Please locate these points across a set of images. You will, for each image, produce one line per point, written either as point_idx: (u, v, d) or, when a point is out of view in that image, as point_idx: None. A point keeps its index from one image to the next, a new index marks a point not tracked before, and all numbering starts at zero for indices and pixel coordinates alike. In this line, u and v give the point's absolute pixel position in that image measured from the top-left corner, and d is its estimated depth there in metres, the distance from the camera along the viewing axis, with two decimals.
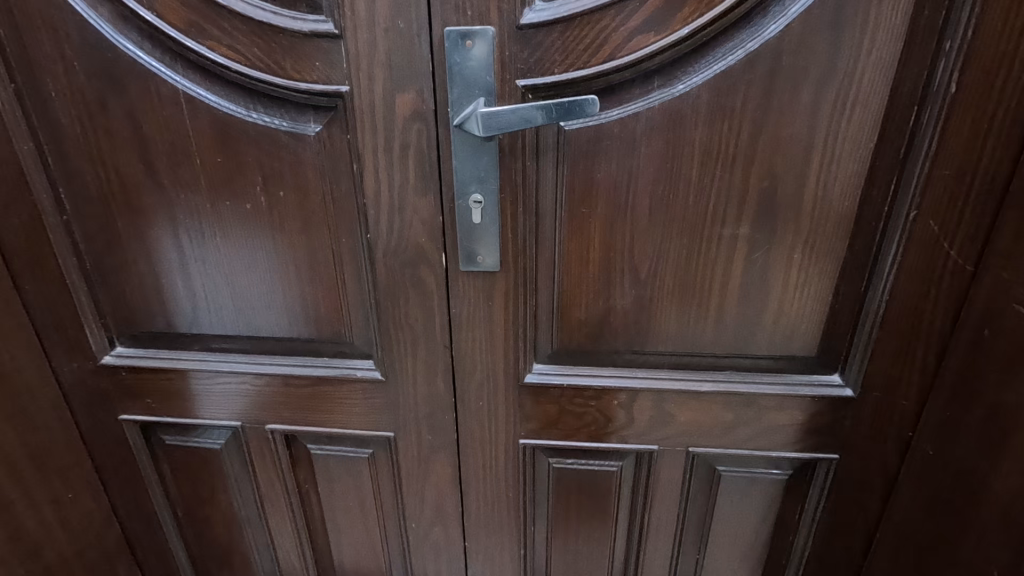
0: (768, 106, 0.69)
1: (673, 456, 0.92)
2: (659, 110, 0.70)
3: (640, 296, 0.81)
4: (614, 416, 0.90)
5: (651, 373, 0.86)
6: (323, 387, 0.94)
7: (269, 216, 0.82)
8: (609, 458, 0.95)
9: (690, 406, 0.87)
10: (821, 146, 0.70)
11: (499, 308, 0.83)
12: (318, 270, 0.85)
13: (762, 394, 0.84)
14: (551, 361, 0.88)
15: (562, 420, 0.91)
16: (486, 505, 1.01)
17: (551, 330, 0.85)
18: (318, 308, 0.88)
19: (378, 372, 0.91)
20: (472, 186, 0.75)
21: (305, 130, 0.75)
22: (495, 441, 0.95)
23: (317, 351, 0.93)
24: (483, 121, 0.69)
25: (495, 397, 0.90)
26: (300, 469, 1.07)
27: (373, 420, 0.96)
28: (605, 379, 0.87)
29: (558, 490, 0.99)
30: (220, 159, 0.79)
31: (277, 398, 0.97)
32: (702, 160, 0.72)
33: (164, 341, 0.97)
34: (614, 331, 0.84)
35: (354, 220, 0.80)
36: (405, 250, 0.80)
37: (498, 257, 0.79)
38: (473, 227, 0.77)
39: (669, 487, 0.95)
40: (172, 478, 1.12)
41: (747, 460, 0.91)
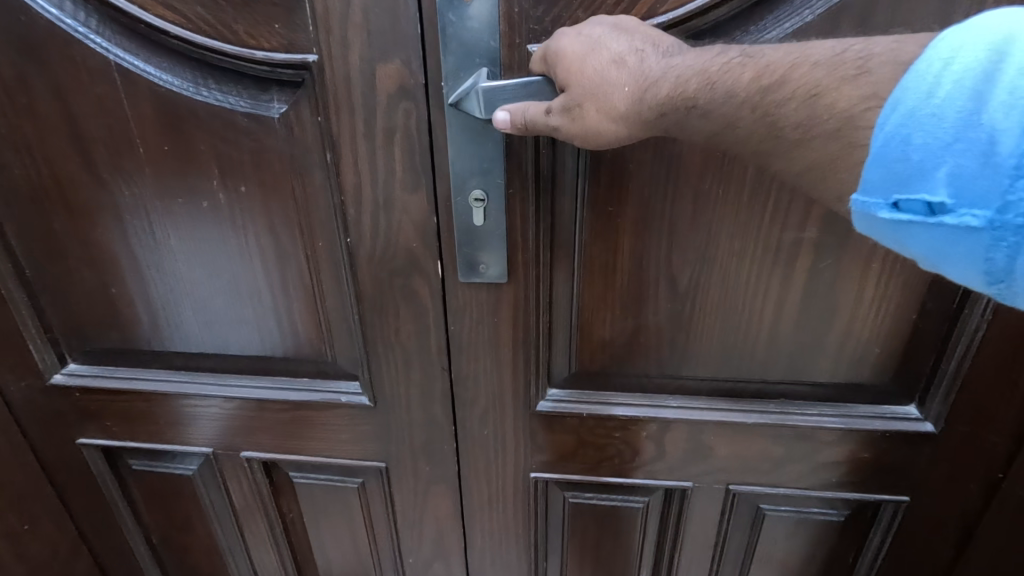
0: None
1: (709, 493, 0.79)
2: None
3: (677, 310, 0.67)
4: (642, 449, 0.77)
5: (687, 401, 0.73)
6: (304, 412, 0.82)
7: (229, 214, 0.68)
8: (633, 493, 0.82)
9: (731, 439, 0.74)
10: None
11: (507, 324, 0.70)
12: (290, 277, 0.71)
13: (823, 429, 0.71)
14: (569, 385, 0.75)
15: (579, 452, 0.78)
16: (491, 541, 0.89)
17: (569, 350, 0.72)
18: (294, 323, 0.75)
19: (365, 397, 0.78)
20: (473, 180, 0.61)
21: (267, 111, 0.61)
22: (502, 473, 0.82)
23: (296, 371, 0.80)
24: (490, 93, 0.54)
25: (502, 425, 0.78)
26: (283, 497, 0.95)
27: (361, 448, 0.83)
28: (633, 407, 0.74)
29: (575, 526, 0.86)
30: (169, 147, 0.65)
31: (252, 423, 0.85)
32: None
33: (121, 358, 0.85)
34: (642, 351, 0.71)
35: (330, 220, 0.66)
36: (393, 257, 0.67)
37: (504, 267, 0.65)
38: (475, 231, 0.63)
39: (704, 526, 0.82)
40: (143, 503, 1.01)
41: (797, 498, 0.78)
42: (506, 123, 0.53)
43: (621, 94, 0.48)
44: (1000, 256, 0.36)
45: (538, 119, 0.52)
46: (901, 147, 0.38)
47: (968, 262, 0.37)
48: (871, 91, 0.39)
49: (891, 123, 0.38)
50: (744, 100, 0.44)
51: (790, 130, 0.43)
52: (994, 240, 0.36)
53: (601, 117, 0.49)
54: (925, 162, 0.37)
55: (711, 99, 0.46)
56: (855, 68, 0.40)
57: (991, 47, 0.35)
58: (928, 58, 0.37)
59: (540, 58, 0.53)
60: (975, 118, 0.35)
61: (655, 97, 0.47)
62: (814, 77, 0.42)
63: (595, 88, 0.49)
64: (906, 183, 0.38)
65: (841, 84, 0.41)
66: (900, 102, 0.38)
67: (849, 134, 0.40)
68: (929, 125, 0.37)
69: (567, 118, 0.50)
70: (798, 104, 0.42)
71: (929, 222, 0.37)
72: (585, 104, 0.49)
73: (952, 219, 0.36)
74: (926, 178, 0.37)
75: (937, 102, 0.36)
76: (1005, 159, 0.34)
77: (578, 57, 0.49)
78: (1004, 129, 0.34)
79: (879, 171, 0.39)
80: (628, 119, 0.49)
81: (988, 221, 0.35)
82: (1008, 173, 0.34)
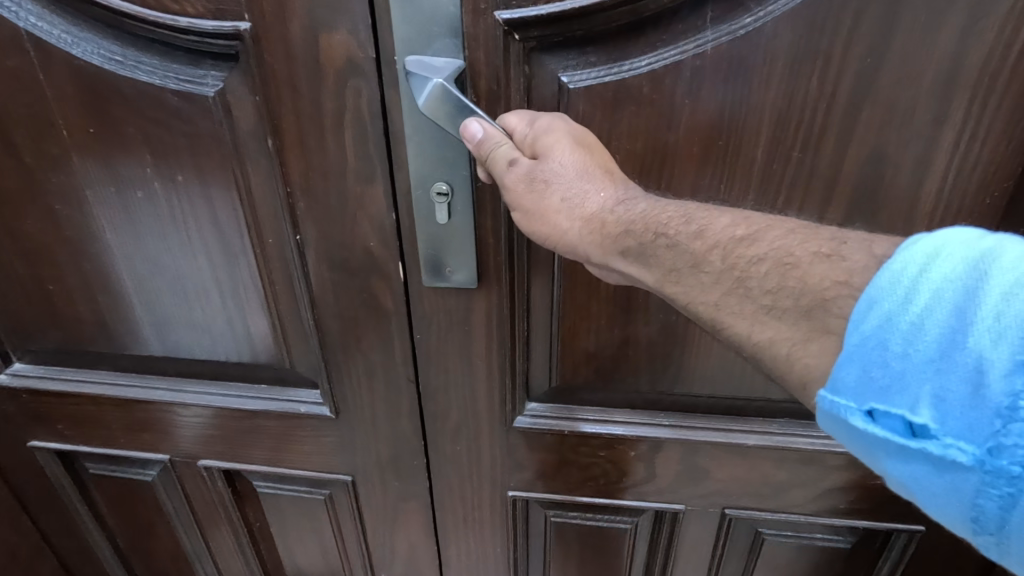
0: (880, 53, 0.47)
1: (703, 517, 0.72)
2: (713, 58, 0.48)
3: (669, 322, 0.60)
4: (630, 470, 0.70)
5: (679, 419, 0.66)
6: (264, 421, 0.75)
7: (168, 207, 0.61)
8: (621, 514, 0.75)
9: (729, 461, 0.67)
10: (949, 113, 0.48)
11: (480, 333, 0.62)
12: (239, 278, 0.64)
13: (831, 453, 0.64)
14: (550, 399, 0.68)
15: (560, 473, 0.72)
16: (468, 560, 0.83)
17: (550, 361, 0.64)
18: (247, 326, 0.68)
19: (327, 408, 0.71)
20: (436, 172, 0.53)
21: (199, 90, 0.53)
22: (477, 490, 0.75)
23: (254, 377, 0.73)
24: (437, 95, 0.48)
25: (476, 440, 0.71)
26: (248, 505, 0.89)
27: (325, 460, 0.77)
28: (617, 426, 0.67)
29: (557, 546, 0.80)
30: (94, 130, 0.57)
31: (209, 431, 0.78)
32: (773, 132, 0.50)
33: (66, 360, 0.78)
34: (629, 366, 0.63)
35: (278, 214, 0.58)
36: (350, 257, 0.59)
37: (474, 273, 0.58)
38: (440, 230, 0.56)
39: (698, 551, 0.76)
40: (106, 506, 0.96)
41: (799, 524, 0.71)
42: (475, 138, 0.47)
43: (595, 196, 0.46)
44: (990, 504, 0.30)
45: (506, 166, 0.46)
46: (880, 352, 0.33)
47: (950, 502, 0.32)
48: (844, 277, 0.36)
49: (867, 324, 0.34)
50: (715, 244, 0.41)
51: (760, 294, 0.39)
52: (984, 484, 0.30)
53: (559, 208, 0.46)
54: (906, 374, 0.32)
55: (681, 232, 0.43)
56: (829, 249, 0.38)
57: (973, 260, 0.32)
58: (903, 259, 0.34)
59: (527, 113, 0.49)
60: (960, 338, 0.31)
61: (627, 213, 0.45)
62: (787, 246, 0.39)
63: (570, 179, 0.46)
64: (883, 391, 0.33)
65: (814, 262, 0.38)
66: (875, 302, 0.33)
67: (821, 317, 0.36)
68: (909, 335, 0.32)
69: (526, 186, 0.46)
70: (768, 267, 0.39)
71: (908, 444, 0.32)
72: (550, 187, 0.46)
73: (936, 447, 0.31)
74: (904, 392, 0.32)
75: (915, 310, 0.32)
76: (996, 396, 0.30)
77: (568, 138, 0.47)
78: (996, 360, 0.30)
79: (853, 372, 0.34)
80: (587, 223, 0.46)
81: (978, 461, 0.30)
82: (1000, 413, 0.29)
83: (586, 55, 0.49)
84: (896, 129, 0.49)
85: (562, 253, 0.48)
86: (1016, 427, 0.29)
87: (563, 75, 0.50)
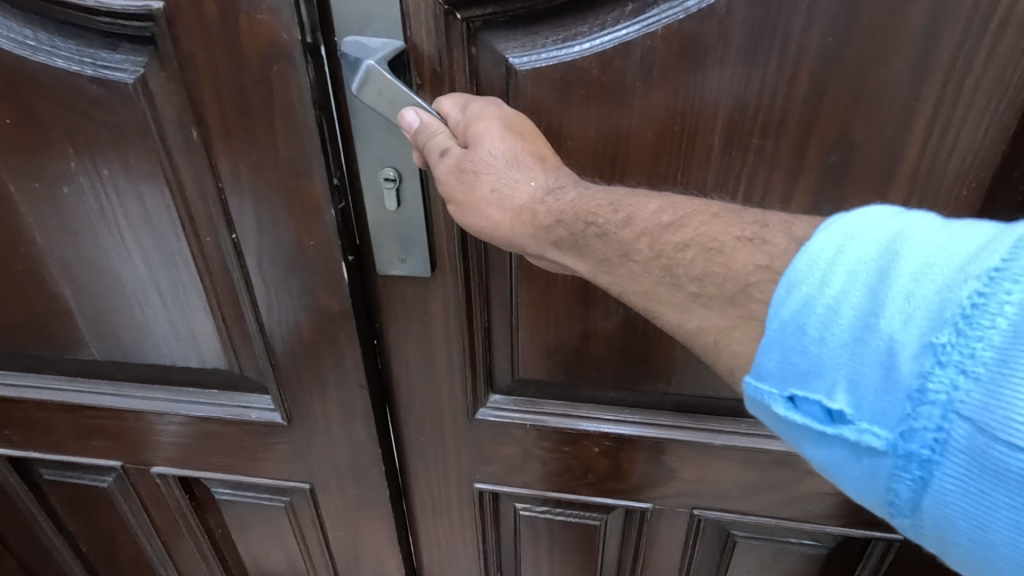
0: (844, 29, 0.43)
1: (673, 519, 0.70)
2: (665, 38, 0.45)
3: (629, 317, 0.57)
4: (594, 466, 0.67)
5: (643, 416, 0.63)
6: (214, 428, 0.71)
7: (97, 203, 0.57)
8: (590, 510, 0.72)
9: (696, 463, 0.64)
10: (922, 93, 0.45)
11: (439, 326, 0.59)
12: (178, 279, 0.61)
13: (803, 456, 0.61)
14: (512, 391, 0.64)
15: (525, 465, 0.68)
16: (437, 556, 0.80)
17: (511, 353, 0.61)
18: (191, 330, 0.64)
19: (278, 414, 0.68)
20: (381, 157, 0.50)
21: (118, 77, 0.49)
22: (441, 489, 0.73)
23: (204, 382, 0.70)
24: (371, 80, 0.45)
25: (439, 438, 0.68)
26: (209, 512, 0.85)
27: (282, 469, 0.73)
28: (577, 420, 0.64)
29: (527, 542, 0.77)
30: (10, 121, 0.53)
31: (159, 437, 0.75)
32: (731, 117, 0.47)
33: (6, 364, 0.74)
34: (590, 362, 0.61)
35: (211, 211, 0.54)
36: (295, 263, 0.56)
37: (429, 262, 0.55)
38: (390, 218, 0.53)
39: (670, 552, 0.73)
40: (65, 513, 0.92)
41: (771, 527, 0.69)
42: (412, 126, 0.45)
43: (523, 187, 0.45)
44: (903, 485, 0.31)
45: (440, 155, 0.45)
46: (799, 338, 0.33)
47: (866, 484, 0.32)
48: (766, 262, 0.35)
49: (786, 308, 0.33)
50: (643, 231, 0.40)
51: (688, 281, 0.38)
52: (897, 467, 0.31)
53: (490, 199, 0.45)
54: (824, 360, 0.32)
55: (610, 221, 0.42)
56: (751, 233, 0.38)
57: (885, 240, 0.32)
58: (819, 241, 0.33)
59: (462, 97, 0.47)
60: (873, 322, 0.31)
61: (557, 203, 0.44)
62: (712, 232, 0.38)
63: (501, 169, 0.45)
64: (802, 378, 0.33)
65: (738, 245, 0.37)
66: (795, 285, 0.33)
67: (744, 303, 0.36)
68: (825, 320, 0.32)
69: (456, 177, 0.45)
70: (693, 254, 0.38)
71: (827, 431, 0.32)
72: (480, 177, 0.45)
73: (851, 433, 0.31)
74: (823, 378, 0.32)
75: (831, 293, 0.32)
76: (907, 379, 0.30)
77: (500, 126, 0.45)
78: (906, 342, 0.30)
79: (773, 359, 0.34)
80: (518, 214, 0.45)
81: (892, 445, 0.30)
82: (911, 396, 0.30)
83: (533, 35, 0.46)
84: (865, 111, 0.46)
85: (499, 245, 0.47)
86: (927, 410, 0.29)
87: (510, 56, 0.47)
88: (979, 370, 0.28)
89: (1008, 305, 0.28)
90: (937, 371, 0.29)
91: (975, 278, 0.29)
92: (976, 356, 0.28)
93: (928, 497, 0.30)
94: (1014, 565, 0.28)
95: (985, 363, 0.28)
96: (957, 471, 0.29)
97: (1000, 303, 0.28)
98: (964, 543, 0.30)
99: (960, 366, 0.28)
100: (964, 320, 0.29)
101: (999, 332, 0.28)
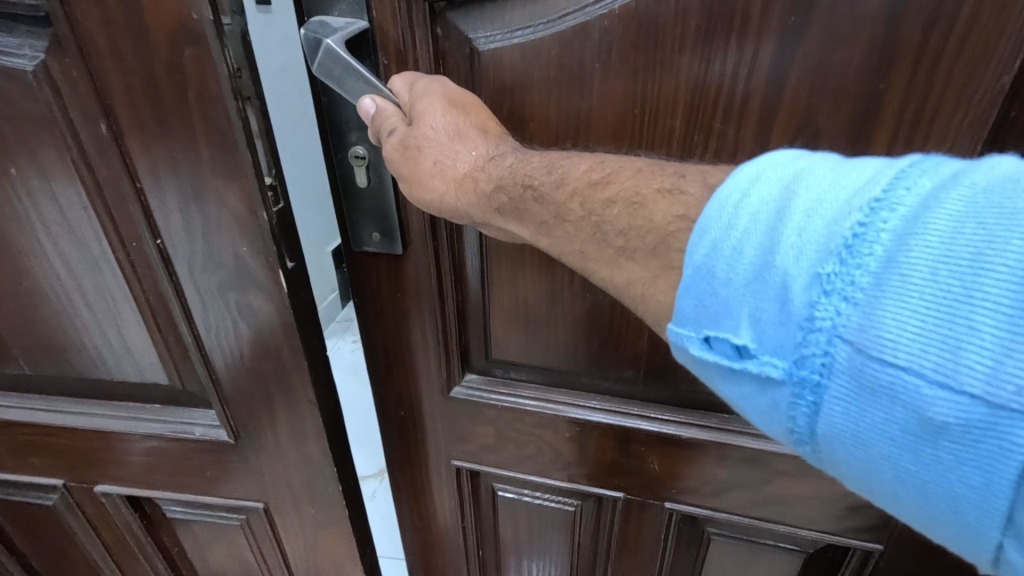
0: (806, 8, 0.43)
1: (645, 508, 0.72)
2: (624, 17, 0.45)
3: (597, 302, 0.59)
4: (563, 450, 0.70)
5: (613, 404, 0.65)
6: (159, 446, 0.66)
7: (8, 203, 0.51)
8: (567, 496, 0.76)
9: (664, 451, 0.67)
10: (891, 74, 0.44)
11: (412, 301, 0.62)
12: (105, 288, 0.55)
13: (775, 456, 0.62)
14: (487, 370, 0.67)
15: (500, 444, 0.71)
16: (423, 532, 0.84)
17: (484, 335, 0.64)
18: (124, 341, 0.59)
19: (224, 432, 0.63)
20: (352, 135, 0.53)
21: (16, 62, 0.43)
22: (421, 464, 0.76)
23: (145, 398, 0.64)
24: (328, 60, 0.46)
25: (415, 405, 0.71)
26: (163, 530, 0.80)
27: (235, 489, 0.69)
28: (553, 406, 0.67)
29: (507, 523, 0.81)
30: None
31: (99, 455, 0.69)
32: (690, 101, 0.48)
33: None
34: (558, 344, 0.63)
35: (133, 215, 0.49)
36: (232, 277, 0.51)
37: (401, 238, 0.58)
38: (359, 193, 0.56)
39: (645, 540, 0.75)
40: (10, 534, 0.86)
41: (746, 528, 0.70)
42: (369, 112, 0.46)
43: (466, 156, 0.46)
44: (801, 414, 0.30)
45: (385, 133, 0.46)
46: (709, 280, 0.32)
47: (771, 418, 0.31)
48: (683, 211, 0.35)
49: (697, 254, 0.32)
50: (574, 191, 0.41)
51: (615, 236, 0.38)
52: (794, 395, 0.30)
53: (433, 171, 0.46)
54: (731, 299, 0.31)
55: (545, 183, 0.42)
56: (670, 184, 0.37)
57: (787, 181, 0.31)
58: (730, 186, 0.32)
59: (411, 75, 0.48)
60: (771, 259, 0.30)
61: (497, 170, 0.45)
62: (638, 185, 0.38)
63: (443, 143, 0.46)
64: (713, 317, 0.32)
65: (655, 198, 0.37)
66: (704, 231, 0.32)
67: (664, 254, 0.36)
68: (731, 260, 0.31)
69: (402, 154, 0.46)
70: (618, 210, 0.38)
71: (734, 366, 0.32)
72: (423, 150, 0.46)
73: (755, 366, 0.31)
74: (730, 317, 0.31)
75: (737, 236, 0.31)
76: (799, 310, 0.29)
77: (443, 101, 0.46)
78: (798, 275, 0.29)
79: (689, 301, 0.33)
80: (461, 184, 0.46)
81: (789, 375, 0.30)
82: (802, 326, 0.29)
83: (495, 14, 0.47)
84: (831, 89, 0.46)
85: (449, 216, 0.49)
86: (815, 337, 0.29)
87: (474, 37, 0.48)
88: (859, 295, 0.27)
89: (884, 234, 0.28)
90: (823, 300, 0.28)
91: (858, 210, 0.28)
92: (856, 283, 0.28)
93: (820, 425, 0.29)
94: (894, 480, 0.28)
95: (864, 289, 0.27)
96: (844, 395, 0.28)
97: (877, 233, 0.28)
98: (859, 467, 0.29)
99: (843, 293, 0.28)
100: (846, 250, 0.28)
101: (875, 259, 0.27)
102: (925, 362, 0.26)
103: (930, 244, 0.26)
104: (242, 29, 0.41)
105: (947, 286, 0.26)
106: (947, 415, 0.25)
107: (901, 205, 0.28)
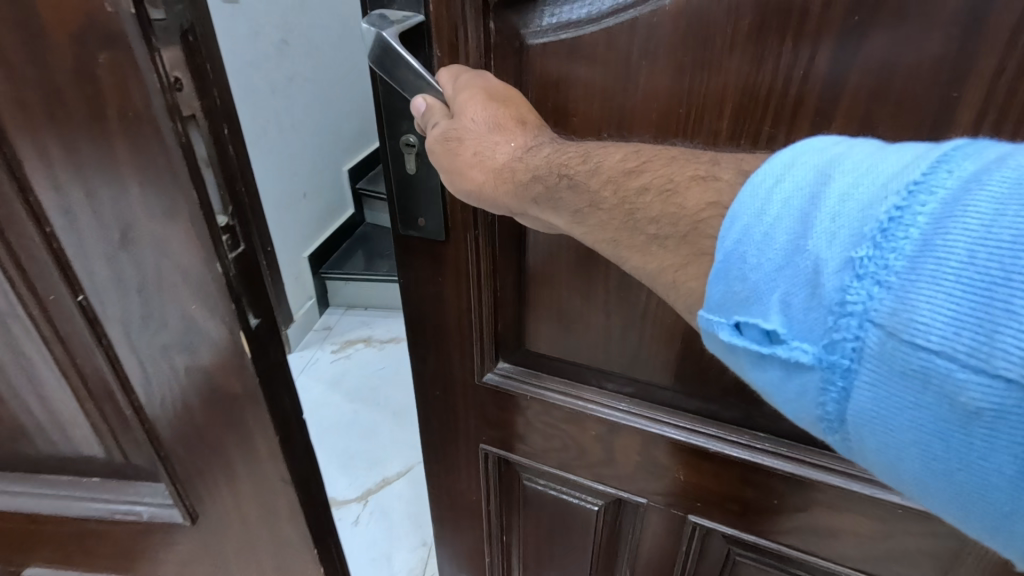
0: (872, 7, 0.35)
1: (665, 518, 0.64)
2: (673, 15, 0.39)
3: (632, 303, 0.52)
4: (590, 449, 0.63)
5: (644, 409, 0.58)
6: (99, 528, 0.55)
7: None
8: (586, 493, 0.68)
9: (689, 462, 0.59)
10: (974, 75, 0.35)
11: (452, 284, 0.58)
12: (18, 349, 0.44)
13: (824, 486, 0.53)
14: (523, 360, 0.62)
15: (530, 435, 0.66)
16: (453, 524, 0.80)
17: (519, 325, 0.59)
18: (48, 410, 0.48)
19: (178, 513, 0.52)
20: (405, 124, 0.50)
21: None
22: (453, 438, 0.71)
23: (76, 476, 0.52)
24: (381, 53, 0.44)
25: (454, 391, 0.67)
26: None
27: (194, 568, 0.58)
28: (580, 405, 0.60)
29: (529, 519, 0.74)
30: None
31: (27, 536, 0.58)
32: (739, 101, 0.40)
33: None
34: (588, 342, 0.57)
35: (45, 267, 0.38)
36: (179, 338, 0.41)
37: (445, 224, 0.54)
38: (408, 179, 0.53)
39: (662, 551, 0.67)
40: None
41: (785, 557, 0.60)
42: (418, 109, 0.44)
43: (503, 148, 0.41)
44: (831, 400, 0.26)
45: (427, 128, 0.44)
46: (737, 265, 0.28)
47: (800, 406, 0.27)
48: (714, 198, 0.30)
49: (727, 239, 0.28)
50: (609, 179, 0.36)
51: (647, 224, 0.33)
52: (824, 381, 0.26)
53: (472, 162, 0.42)
54: (759, 284, 0.27)
55: (580, 171, 0.37)
56: (705, 171, 0.32)
57: (822, 163, 0.27)
58: (761, 173, 0.28)
59: (457, 70, 0.44)
60: (801, 242, 0.26)
61: (533, 159, 0.40)
62: (671, 172, 0.33)
63: (481, 134, 0.41)
64: (743, 302, 0.28)
65: (688, 184, 0.32)
66: (735, 218, 0.28)
67: (694, 241, 0.31)
68: (762, 246, 0.27)
69: (443, 146, 0.43)
70: (652, 198, 0.33)
71: (764, 351, 0.28)
72: (462, 142, 0.42)
73: (784, 352, 0.27)
74: (758, 301, 0.27)
75: (767, 220, 0.27)
76: (828, 295, 0.25)
77: (484, 95, 0.42)
78: (829, 259, 0.25)
79: (716, 286, 0.29)
80: (498, 175, 0.41)
81: (819, 360, 0.26)
82: (832, 310, 0.25)
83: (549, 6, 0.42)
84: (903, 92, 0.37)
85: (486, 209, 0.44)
86: (846, 321, 0.25)
87: (527, 31, 0.43)
88: (892, 279, 0.24)
89: (921, 217, 0.24)
90: (855, 284, 0.24)
91: (894, 193, 0.24)
92: (890, 267, 0.24)
93: (850, 411, 0.25)
94: (926, 472, 0.24)
95: (897, 273, 0.24)
96: (876, 382, 0.24)
97: (914, 216, 0.24)
98: (892, 458, 0.25)
99: (876, 277, 0.24)
100: (881, 235, 0.24)
101: (911, 244, 0.24)
102: (958, 346, 0.22)
103: (968, 226, 0.22)
104: (184, 24, 0.31)
105: (985, 268, 0.22)
106: (981, 400, 0.22)
107: (941, 188, 0.24)
